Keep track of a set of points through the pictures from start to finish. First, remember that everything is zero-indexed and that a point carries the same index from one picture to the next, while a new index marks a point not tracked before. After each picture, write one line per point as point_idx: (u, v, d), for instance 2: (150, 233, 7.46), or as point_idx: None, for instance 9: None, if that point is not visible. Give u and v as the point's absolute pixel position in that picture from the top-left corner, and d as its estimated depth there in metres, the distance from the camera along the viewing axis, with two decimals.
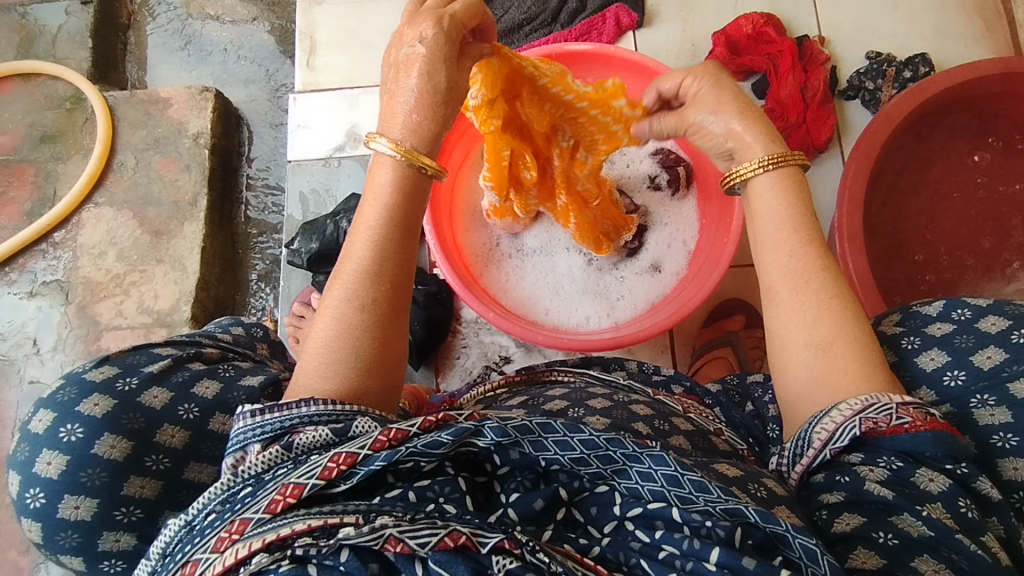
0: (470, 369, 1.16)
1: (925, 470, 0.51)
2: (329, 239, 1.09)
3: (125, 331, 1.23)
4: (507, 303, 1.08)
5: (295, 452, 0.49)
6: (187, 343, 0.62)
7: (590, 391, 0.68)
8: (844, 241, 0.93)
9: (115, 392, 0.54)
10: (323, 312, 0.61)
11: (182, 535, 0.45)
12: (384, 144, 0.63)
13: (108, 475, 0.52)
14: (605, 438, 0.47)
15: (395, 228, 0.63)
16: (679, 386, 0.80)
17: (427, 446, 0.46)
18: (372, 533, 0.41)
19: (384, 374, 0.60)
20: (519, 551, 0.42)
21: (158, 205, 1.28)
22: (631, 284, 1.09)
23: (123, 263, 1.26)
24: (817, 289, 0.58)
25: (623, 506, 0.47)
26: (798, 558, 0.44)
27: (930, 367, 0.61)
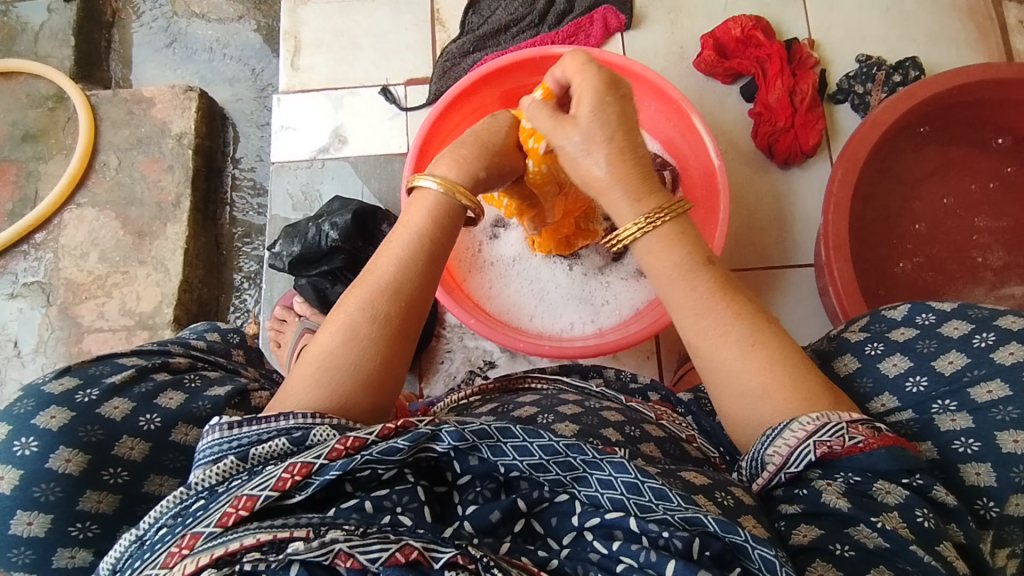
0: (454, 374, 1.15)
1: (883, 483, 0.51)
2: (310, 242, 1.08)
3: (107, 334, 1.22)
4: (491, 308, 1.07)
5: (252, 462, 0.47)
6: (153, 353, 0.62)
7: (562, 398, 0.67)
8: (829, 249, 0.92)
9: (74, 404, 0.54)
10: (335, 321, 0.61)
11: (132, 549, 0.45)
12: (431, 182, 0.69)
13: (63, 490, 0.51)
14: (565, 443, 0.46)
15: (427, 252, 0.65)
16: (656, 394, 0.80)
17: (383, 453, 0.45)
18: (321, 548, 0.40)
19: (378, 386, 0.59)
20: (473, 566, 0.40)
21: (141, 206, 1.27)
22: (616, 290, 1.08)
23: (105, 264, 1.25)
24: (734, 341, 0.57)
25: (580, 516, 0.45)
26: (757, 568, 0.44)
27: (893, 373, 0.60)
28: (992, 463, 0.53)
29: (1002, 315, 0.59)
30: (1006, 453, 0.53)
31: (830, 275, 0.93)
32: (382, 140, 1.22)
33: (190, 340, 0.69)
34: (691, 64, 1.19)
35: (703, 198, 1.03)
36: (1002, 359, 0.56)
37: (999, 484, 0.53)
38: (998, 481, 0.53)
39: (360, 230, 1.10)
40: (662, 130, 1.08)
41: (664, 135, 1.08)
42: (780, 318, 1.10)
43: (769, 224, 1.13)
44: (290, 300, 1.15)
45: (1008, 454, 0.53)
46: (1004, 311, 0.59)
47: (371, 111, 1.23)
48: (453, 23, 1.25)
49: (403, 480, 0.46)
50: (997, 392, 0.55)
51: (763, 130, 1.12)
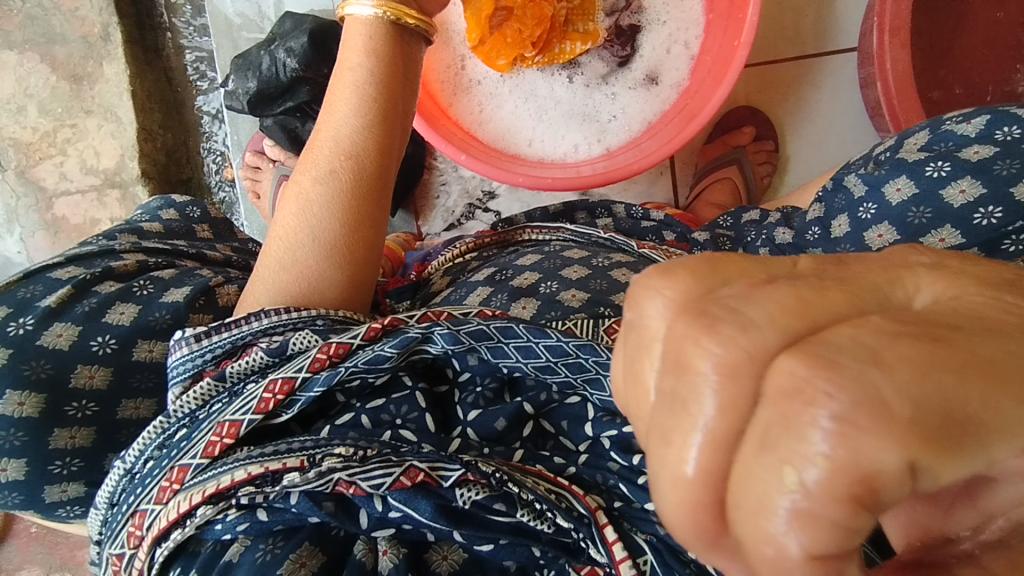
0: (452, 209, 1.07)
1: None
2: (266, 75, 0.92)
3: (77, 197, 1.13)
4: (482, 136, 0.95)
5: (231, 381, 0.43)
6: (96, 258, 0.54)
7: (566, 257, 0.60)
8: (884, 33, 0.76)
9: (7, 339, 0.45)
10: (291, 196, 0.54)
11: (125, 483, 0.41)
12: (365, 6, 0.56)
13: (27, 435, 0.44)
14: (575, 344, 0.39)
15: (374, 98, 0.55)
16: (670, 232, 0.72)
17: (370, 362, 0.40)
18: (320, 478, 0.36)
19: (350, 260, 0.53)
20: (486, 481, 0.36)
21: (66, 43, 1.08)
22: (624, 101, 0.93)
23: (47, 118, 1.11)
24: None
25: (595, 425, 0.40)
26: None
27: (958, 203, 0.50)
28: None
29: None
30: None
31: (880, 68, 0.78)
32: None
33: (141, 225, 0.63)
34: None
35: None
36: None
37: None
38: None
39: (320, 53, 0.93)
40: None
41: None
42: (808, 120, 0.98)
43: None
44: (260, 144, 1.04)
45: None
46: None
47: None
48: None
49: (399, 385, 0.42)
50: None
51: None
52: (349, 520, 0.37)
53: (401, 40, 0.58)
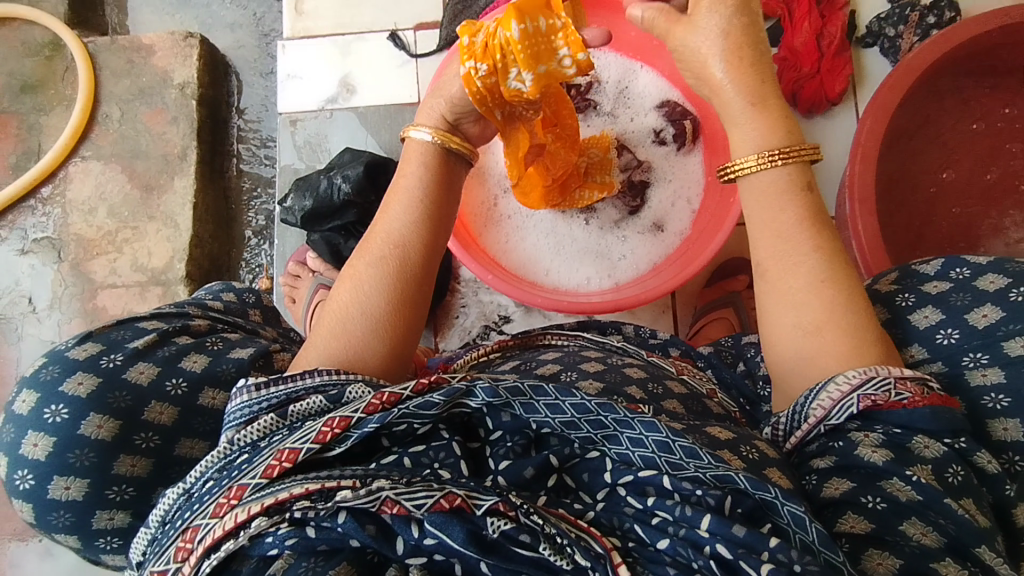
0: (469, 328, 1.15)
1: (922, 438, 0.50)
2: (321, 195, 1.05)
3: (120, 290, 1.21)
4: (505, 261, 1.06)
5: (291, 419, 0.48)
6: (173, 317, 0.62)
7: (583, 355, 0.69)
8: (854, 201, 0.90)
9: (100, 369, 0.54)
10: (346, 277, 0.62)
11: (180, 502, 0.46)
12: (423, 132, 0.69)
13: (97, 455, 0.52)
14: (597, 402, 0.47)
15: (427, 207, 0.65)
16: (675, 349, 0.83)
17: (419, 407, 0.45)
18: (369, 496, 0.41)
19: (391, 338, 0.59)
20: (513, 513, 0.42)
21: (147, 159, 1.24)
22: (633, 244, 1.06)
23: (113, 219, 1.23)
24: (805, 272, 0.57)
25: (613, 473, 0.46)
26: (787, 524, 0.44)
27: (922, 325, 0.59)
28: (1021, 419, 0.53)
29: None
30: None
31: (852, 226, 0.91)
32: (389, 89, 1.18)
33: (206, 300, 0.71)
34: None
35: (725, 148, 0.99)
36: None
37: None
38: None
39: (372, 181, 1.07)
40: None
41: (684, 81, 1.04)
42: None
43: None
44: (303, 256, 1.15)
45: None
46: None
47: (378, 57, 1.19)
48: None
49: (437, 435, 0.47)
50: None
51: (788, 76, 1.07)
52: (387, 544, 0.42)
53: (449, 162, 0.70)
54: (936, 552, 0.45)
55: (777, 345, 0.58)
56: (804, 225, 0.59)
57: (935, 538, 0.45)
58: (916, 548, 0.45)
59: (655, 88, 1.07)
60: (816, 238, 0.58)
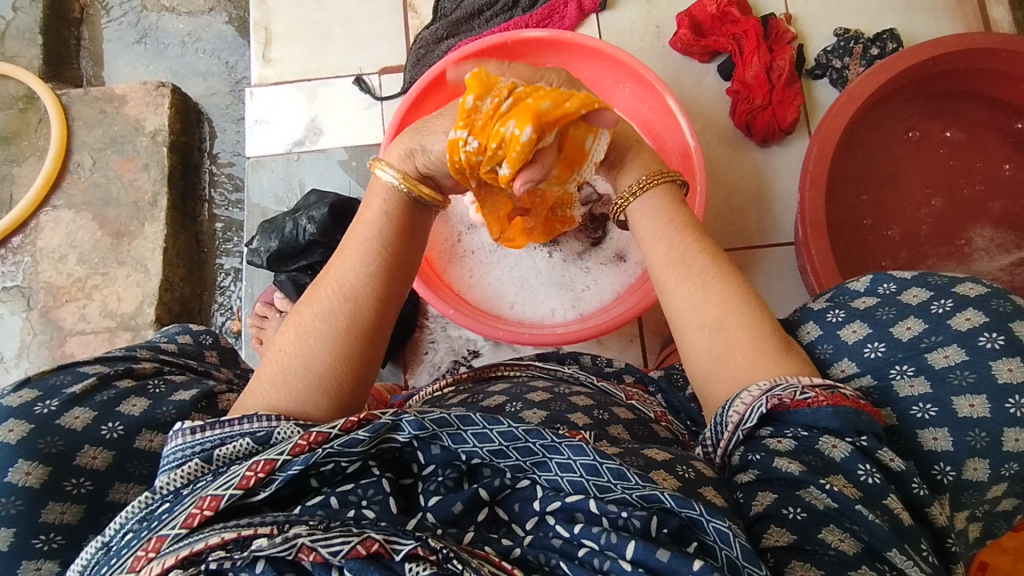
0: (438, 365, 1.15)
1: (829, 439, 0.55)
2: (287, 237, 1.07)
3: (89, 336, 1.21)
4: (468, 296, 1.06)
5: (217, 463, 0.50)
6: (117, 360, 0.63)
7: (531, 385, 0.73)
8: (807, 227, 0.92)
9: (33, 416, 0.55)
10: (293, 324, 0.63)
11: (99, 556, 0.48)
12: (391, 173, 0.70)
13: (24, 503, 0.53)
14: (524, 429, 0.50)
15: (385, 255, 0.67)
16: (630, 375, 0.84)
17: (345, 445, 0.48)
18: (284, 543, 0.43)
19: (340, 392, 0.59)
20: (433, 557, 0.43)
21: (118, 206, 1.25)
22: (597, 274, 1.07)
23: (84, 266, 1.24)
24: (699, 274, 0.66)
25: (542, 501, 0.49)
26: (713, 541, 0.47)
27: (851, 340, 0.60)
28: (949, 428, 0.55)
29: (960, 282, 0.60)
30: (962, 417, 0.54)
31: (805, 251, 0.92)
32: (357, 131, 1.21)
33: (160, 343, 0.71)
34: (667, 43, 1.18)
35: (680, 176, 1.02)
36: (959, 325, 0.57)
37: (955, 449, 0.54)
38: (955, 445, 0.54)
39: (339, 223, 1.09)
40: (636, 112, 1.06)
41: (639, 117, 1.07)
42: None
43: (749, 202, 1.14)
44: (271, 296, 1.15)
45: (964, 418, 0.54)
46: (962, 278, 0.61)
47: (345, 101, 1.22)
48: (427, 7, 1.24)
49: (367, 473, 0.50)
50: (953, 357, 0.56)
51: (741, 108, 1.12)
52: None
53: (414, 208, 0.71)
54: (852, 559, 0.48)
55: (688, 348, 0.65)
56: (685, 236, 0.70)
57: (852, 544, 0.49)
58: (835, 555, 0.48)
59: None
60: (703, 250, 0.69)
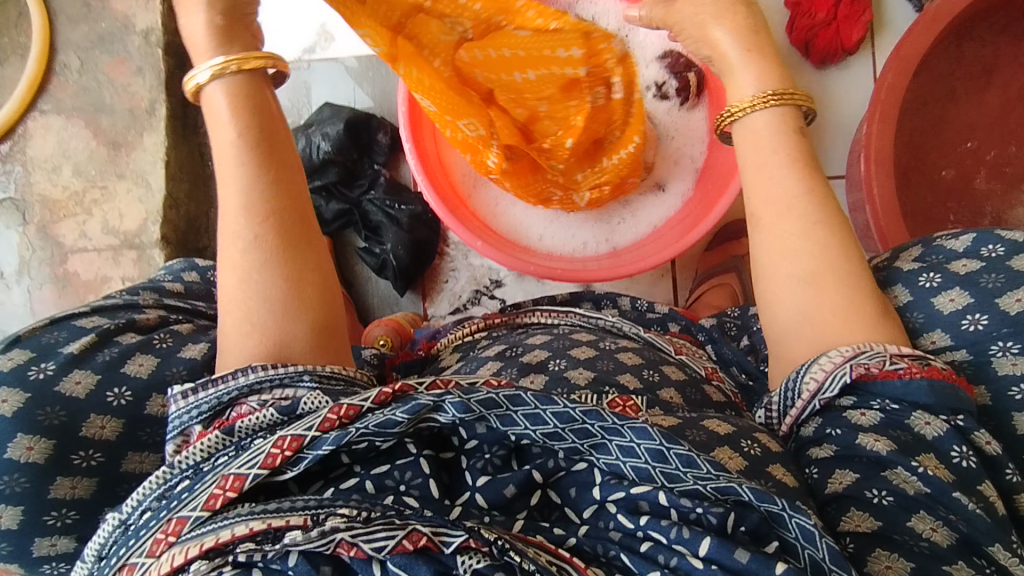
0: (459, 294, 1.10)
1: (922, 414, 0.53)
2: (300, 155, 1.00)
3: (92, 254, 1.15)
4: (495, 227, 1.00)
5: (239, 435, 0.47)
6: (118, 310, 0.60)
7: (573, 339, 0.71)
8: (870, 161, 0.87)
9: (26, 383, 0.51)
10: (233, 268, 0.55)
11: (118, 533, 0.45)
12: (206, 72, 0.57)
13: (29, 481, 0.49)
14: (581, 411, 0.45)
15: (259, 148, 0.57)
16: (676, 324, 0.84)
17: (380, 425, 0.44)
18: (321, 538, 0.40)
19: (306, 311, 0.55)
20: (487, 549, 0.41)
21: (112, 113, 1.15)
22: (633, 206, 1.00)
23: (80, 179, 1.15)
24: (802, 218, 0.59)
25: (603, 488, 0.46)
26: (795, 538, 0.45)
27: (948, 309, 0.58)
28: None
29: None
30: None
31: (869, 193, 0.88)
32: None
33: (164, 284, 0.68)
34: None
35: None
36: None
37: None
38: None
39: (353, 140, 1.03)
40: None
41: None
42: None
43: None
44: None
45: None
46: None
47: None
48: None
49: (404, 451, 0.46)
50: None
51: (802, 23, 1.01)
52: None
53: (256, 85, 0.58)
54: (946, 552, 0.46)
55: (774, 298, 0.60)
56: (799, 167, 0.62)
57: (945, 535, 0.47)
58: (926, 546, 0.46)
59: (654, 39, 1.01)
60: (810, 191, 0.61)
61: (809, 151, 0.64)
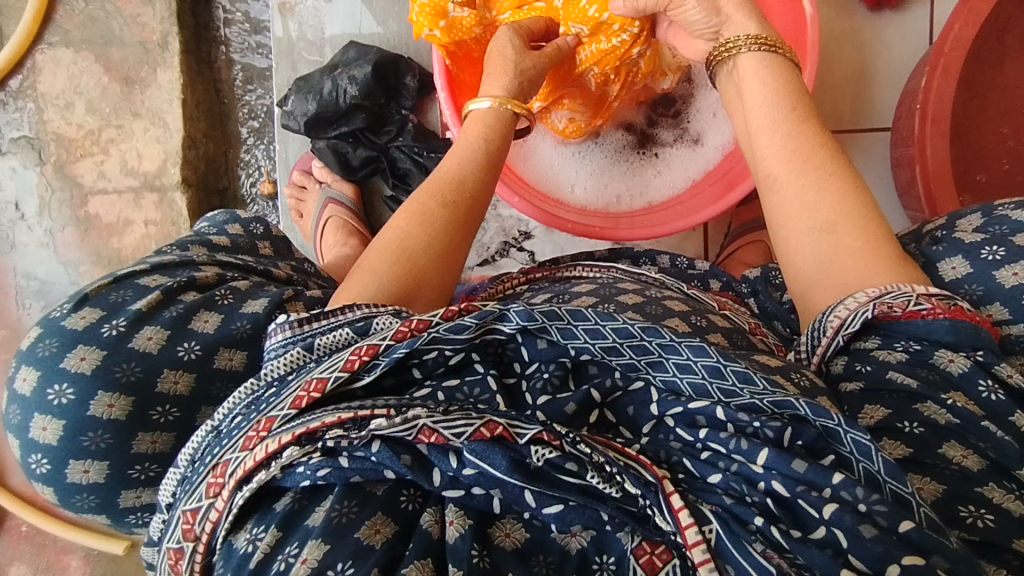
0: (486, 245, 1.09)
1: (945, 352, 0.50)
2: (326, 99, 0.95)
3: (112, 196, 1.13)
4: (523, 173, 0.96)
5: (318, 352, 0.47)
6: (178, 269, 0.60)
7: (619, 288, 0.66)
8: (926, 120, 0.82)
9: (102, 341, 0.52)
10: (411, 211, 0.59)
11: (209, 440, 0.46)
12: (486, 103, 0.70)
13: (112, 437, 0.51)
14: (641, 327, 0.45)
15: (495, 164, 0.66)
16: (717, 282, 0.81)
17: (450, 330, 0.44)
18: (405, 424, 0.41)
19: (444, 271, 0.57)
20: (558, 442, 0.41)
21: (123, 46, 1.09)
22: (670, 159, 0.97)
23: (94, 116, 1.11)
24: (818, 168, 0.59)
25: (660, 404, 0.44)
26: (849, 453, 0.41)
27: (1010, 284, 0.53)
28: None
29: None
30: None
31: (920, 152, 0.84)
32: None
33: (211, 237, 0.68)
34: None
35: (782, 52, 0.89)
36: None
37: None
38: None
39: (380, 84, 0.97)
40: None
41: None
42: None
43: (847, 79, 1.01)
44: (308, 164, 1.08)
45: None
46: None
47: None
48: None
49: (472, 369, 0.46)
50: None
51: None
52: (423, 474, 0.42)
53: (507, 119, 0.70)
54: (978, 475, 0.43)
55: (791, 249, 0.58)
56: (800, 116, 0.63)
57: (976, 461, 0.44)
58: (958, 470, 0.44)
59: None
60: (823, 143, 0.61)
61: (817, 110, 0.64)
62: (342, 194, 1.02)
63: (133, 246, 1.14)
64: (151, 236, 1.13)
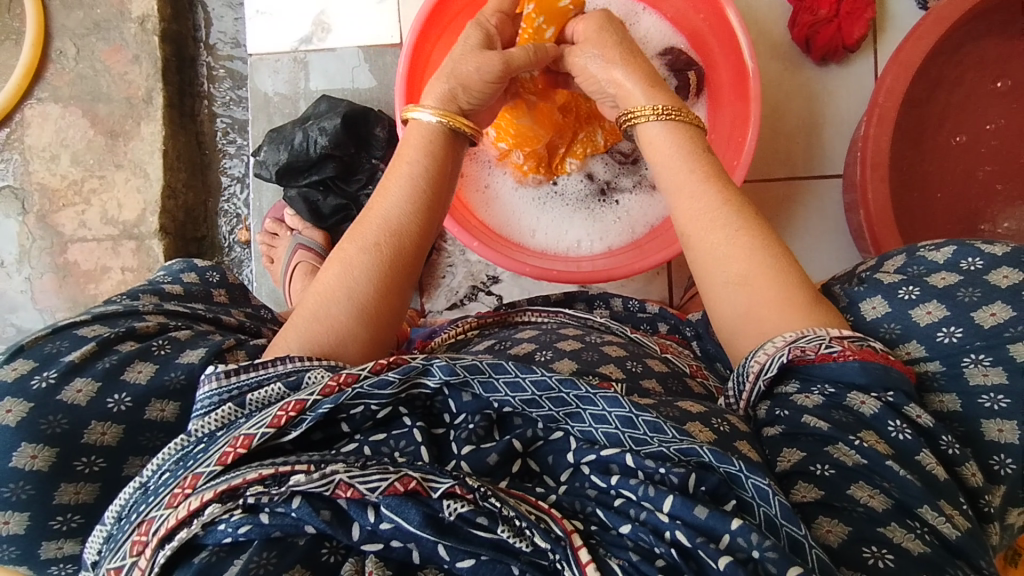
0: (456, 290, 1.11)
1: (857, 394, 0.49)
2: (297, 149, 1.00)
3: (91, 244, 1.16)
4: (485, 220, 1.00)
5: (250, 408, 0.48)
6: (119, 319, 0.62)
7: (561, 333, 0.68)
8: (866, 166, 0.86)
9: (29, 394, 0.54)
10: (334, 259, 0.60)
11: (137, 496, 0.46)
12: (426, 114, 0.67)
13: (34, 487, 0.52)
14: (558, 378, 0.46)
15: (430, 200, 0.64)
16: (665, 324, 0.83)
17: (374, 386, 0.45)
18: (322, 479, 0.42)
19: (372, 325, 0.58)
20: (471, 496, 0.42)
21: (109, 102, 1.15)
22: (629, 205, 1.01)
23: (78, 167, 1.15)
24: (723, 226, 0.58)
25: (576, 453, 0.45)
26: (750, 498, 0.43)
27: (925, 321, 0.54)
28: (1018, 421, 0.49)
29: None
30: None
31: (863, 197, 0.87)
32: (369, 29, 1.10)
33: (163, 286, 0.70)
34: None
35: (732, 98, 0.93)
36: None
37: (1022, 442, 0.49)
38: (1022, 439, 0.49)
39: (351, 134, 1.01)
40: (687, 22, 0.97)
41: (688, 28, 0.98)
42: (797, 235, 1.06)
43: (797, 128, 1.06)
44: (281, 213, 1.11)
45: None
46: None
47: None
48: None
49: (399, 422, 0.47)
50: None
51: (803, 19, 1.00)
52: (342, 530, 0.42)
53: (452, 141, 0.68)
54: (882, 516, 0.43)
55: (711, 301, 0.58)
56: (703, 175, 0.62)
57: (881, 501, 0.44)
58: (863, 511, 0.43)
59: (658, 34, 1.00)
60: (730, 200, 0.59)
61: (720, 164, 0.63)
62: (313, 241, 1.05)
63: (110, 292, 1.16)
64: (128, 282, 1.15)
